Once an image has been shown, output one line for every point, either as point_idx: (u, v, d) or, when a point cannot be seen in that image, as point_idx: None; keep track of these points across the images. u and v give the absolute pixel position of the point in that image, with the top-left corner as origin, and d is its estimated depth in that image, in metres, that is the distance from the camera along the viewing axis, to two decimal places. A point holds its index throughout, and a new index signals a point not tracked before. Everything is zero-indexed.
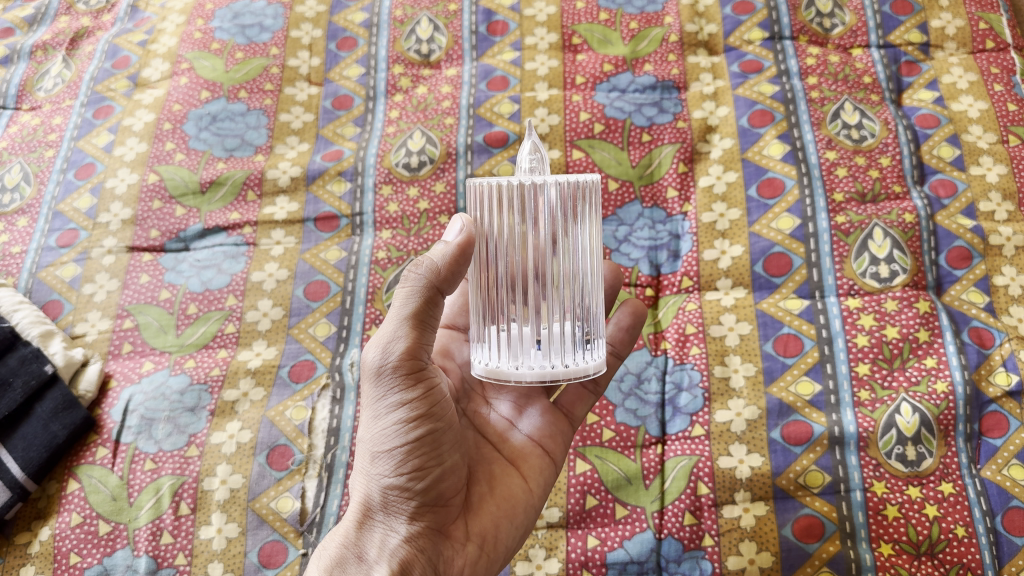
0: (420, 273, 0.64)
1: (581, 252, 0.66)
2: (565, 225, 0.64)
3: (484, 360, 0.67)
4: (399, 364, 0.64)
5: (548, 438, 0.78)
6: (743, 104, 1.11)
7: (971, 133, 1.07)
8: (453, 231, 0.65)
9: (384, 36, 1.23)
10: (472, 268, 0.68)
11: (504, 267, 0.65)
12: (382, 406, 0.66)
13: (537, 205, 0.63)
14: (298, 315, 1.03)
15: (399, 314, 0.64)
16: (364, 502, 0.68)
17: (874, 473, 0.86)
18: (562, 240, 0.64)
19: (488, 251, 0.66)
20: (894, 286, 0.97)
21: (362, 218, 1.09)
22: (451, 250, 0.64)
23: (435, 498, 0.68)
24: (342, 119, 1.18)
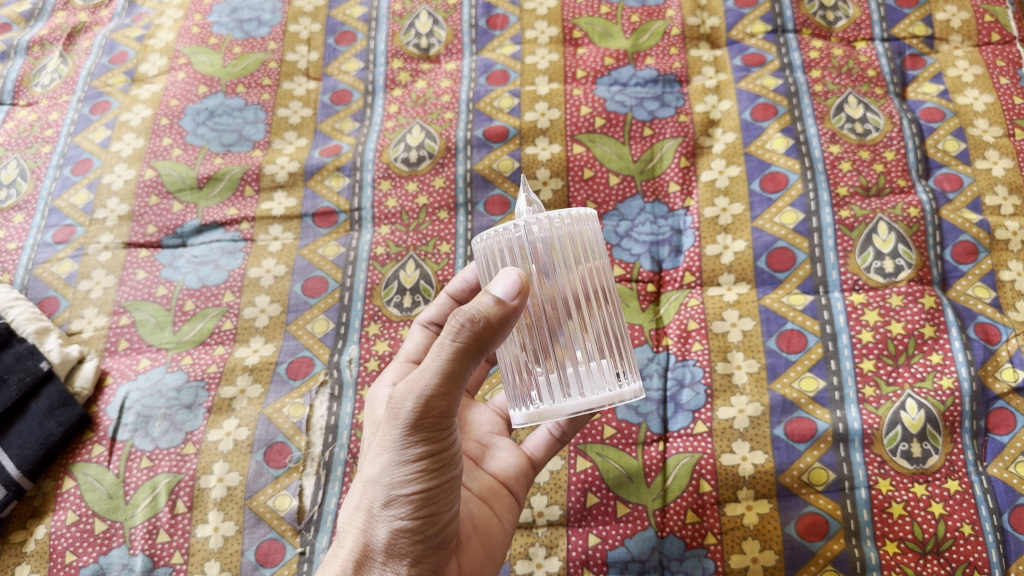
0: (473, 328, 0.60)
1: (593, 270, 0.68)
2: (565, 251, 0.66)
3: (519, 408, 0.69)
4: (434, 416, 0.62)
5: (517, 474, 0.79)
6: (746, 97, 1.09)
7: (976, 126, 1.06)
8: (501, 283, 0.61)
9: (382, 31, 1.22)
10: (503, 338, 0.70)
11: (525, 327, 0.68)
12: (405, 454, 0.63)
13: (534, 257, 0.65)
14: (296, 312, 1.02)
15: (439, 366, 0.61)
16: (365, 546, 0.65)
17: (879, 470, 0.86)
18: (566, 267, 0.66)
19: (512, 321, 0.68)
20: (899, 281, 0.95)
21: (360, 213, 1.08)
22: (506, 309, 0.61)
23: (439, 544, 0.67)
24: (340, 114, 1.17)
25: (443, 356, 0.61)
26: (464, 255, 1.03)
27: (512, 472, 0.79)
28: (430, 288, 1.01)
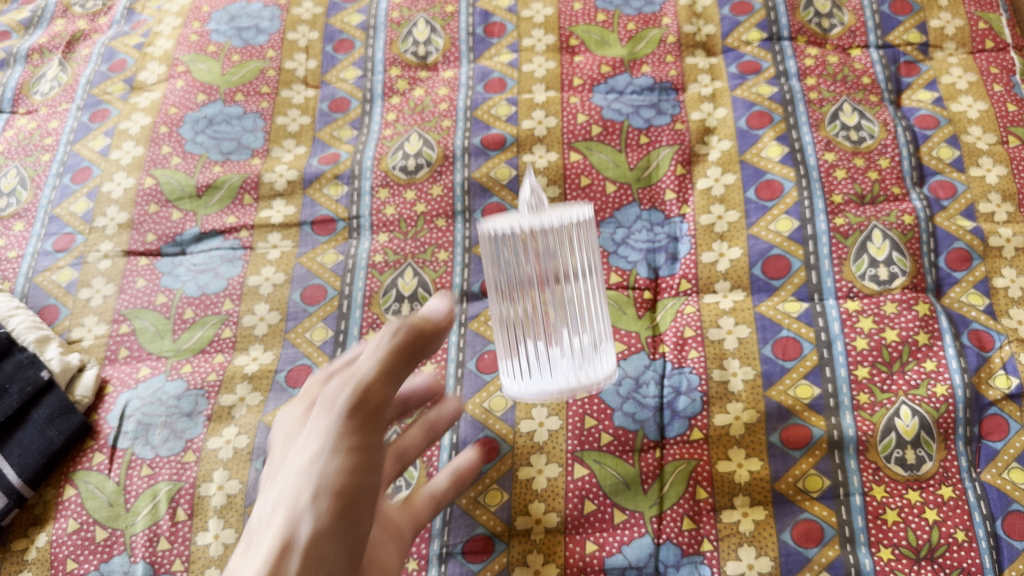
0: (411, 331, 0.70)
1: (573, 247, 0.84)
2: (548, 231, 0.81)
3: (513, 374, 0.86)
4: (367, 402, 0.68)
5: (444, 488, 0.86)
6: (741, 105, 1.10)
7: (970, 133, 1.06)
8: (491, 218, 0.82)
9: (380, 39, 1.22)
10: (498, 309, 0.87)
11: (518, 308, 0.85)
12: (334, 447, 0.66)
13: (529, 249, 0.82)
14: (295, 319, 1.02)
15: (381, 348, 0.70)
16: (288, 543, 0.62)
17: (874, 477, 0.87)
18: (550, 245, 0.82)
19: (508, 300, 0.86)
20: (893, 288, 0.96)
21: (358, 221, 1.08)
22: (442, 321, 0.73)
23: (356, 554, 0.66)
24: (338, 122, 1.17)
25: (380, 354, 0.69)
26: (462, 263, 1.04)
27: (440, 494, 0.86)
28: (428, 296, 1.02)
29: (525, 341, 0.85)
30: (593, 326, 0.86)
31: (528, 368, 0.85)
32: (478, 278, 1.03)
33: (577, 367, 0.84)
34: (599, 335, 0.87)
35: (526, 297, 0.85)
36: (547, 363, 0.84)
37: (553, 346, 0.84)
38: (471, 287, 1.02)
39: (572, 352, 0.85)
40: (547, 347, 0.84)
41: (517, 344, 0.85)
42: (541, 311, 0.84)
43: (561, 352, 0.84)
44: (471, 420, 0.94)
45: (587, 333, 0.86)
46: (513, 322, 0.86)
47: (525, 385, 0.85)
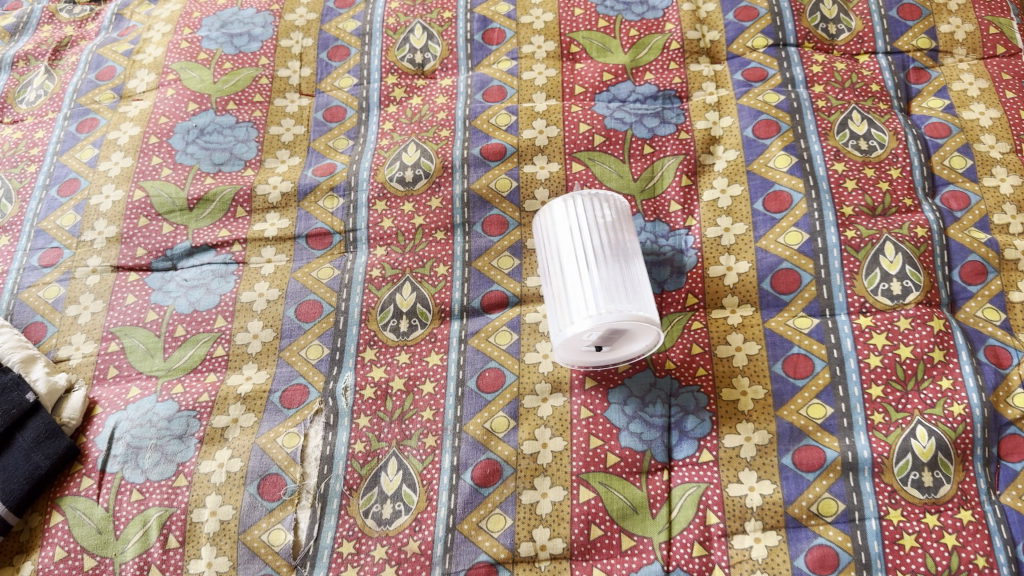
0: None
1: (616, 221, 0.95)
2: (591, 205, 0.95)
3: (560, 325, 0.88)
4: None
5: None
6: (747, 113, 1.06)
7: (983, 142, 1.04)
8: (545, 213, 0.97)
9: (376, 45, 1.19)
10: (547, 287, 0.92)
11: (566, 270, 0.90)
12: None
13: (576, 221, 0.93)
14: (290, 337, 0.99)
15: None
16: None
17: (890, 500, 0.84)
18: (594, 216, 0.94)
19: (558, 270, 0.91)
20: (907, 304, 0.93)
21: (355, 234, 1.05)
22: None
23: None
24: (334, 131, 1.14)
25: None
26: (461, 277, 1.01)
27: None
28: (427, 311, 0.99)
29: (572, 286, 0.88)
30: (638, 287, 0.89)
31: (571, 305, 0.87)
32: (479, 293, 1.00)
33: (620, 305, 0.85)
34: (643, 296, 0.89)
35: (572, 263, 0.90)
36: (591, 298, 0.86)
37: (598, 289, 0.87)
38: (471, 303, 0.99)
39: (616, 296, 0.87)
40: (591, 289, 0.87)
41: (562, 292, 0.89)
42: (591, 263, 0.89)
43: (606, 292, 0.87)
44: (472, 441, 0.91)
45: (631, 288, 0.88)
46: (561, 274, 0.90)
47: (570, 324, 0.86)
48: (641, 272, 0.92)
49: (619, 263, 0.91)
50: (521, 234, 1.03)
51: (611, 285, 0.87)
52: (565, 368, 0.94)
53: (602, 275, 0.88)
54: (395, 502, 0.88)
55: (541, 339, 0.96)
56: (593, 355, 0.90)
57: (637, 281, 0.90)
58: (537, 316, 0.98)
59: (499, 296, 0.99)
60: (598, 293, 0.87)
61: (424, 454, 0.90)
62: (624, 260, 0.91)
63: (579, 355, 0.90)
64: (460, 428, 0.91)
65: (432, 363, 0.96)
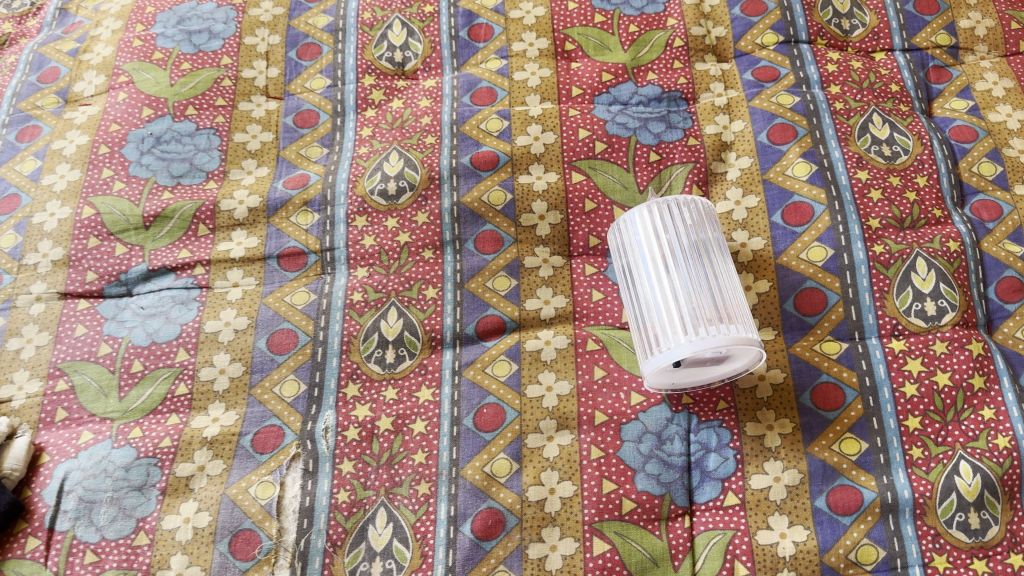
0: None
1: (698, 226, 0.86)
2: (670, 210, 0.86)
3: (649, 350, 0.81)
4: None
5: None
6: (761, 116, 0.98)
7: (1012, 146, 0.96)
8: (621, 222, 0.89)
9: (351, 43, 1.09)
10: (631, 304, 0.85)
11: (652, 288, 0.82)
12: None
13: (655, 232, 0.85)
14: (261, 371, 0.89)
15: None
16: None
17: (934, 546, 0.77)
18: (674, 225, 0.85)
19: (641, 288, 0.84)
20: (942, 326, 0.85)
21: (332, 254, 0.95)
22: None
23: None
24: (305, 138, 1.03)
25: None
26: (453, 300, 0.91)
27: None
28: (416, 339, 0.89)
29: (658, 311, 0.81)
30: (731, 300, 0.82)
31: (662, 329, 0.80)
32: (473, 319, 0.90)
33: (717, 329, 0.78)
34: (737, 310, 0.82)
35: (658, 282, 0.82)
36: (683, 323, 0.79)
37: (690, 312, 0.80)
38: (465, 329, 0.89)
39: (709, 318, 0.79)
40: (682, 312, 0.80)
41: (648, 316, 0.82)
42: (678, 281, 0.82)
43: (698, 312, 0.80)
44: (471, 488, 0.81)
45: (725, 304, 0.81)
46: (645, 295, 0.83)
47: (662, 348, 0.79)
48: (731, 280, 0.84)
49: (708, 276, 0.83)
50: (517, 252, 0.93)
51: (704, 306, 0.80)
52: (571, 402, 0.84)
53: (692, 295, 0.81)
54: (385, 560, 0.78)
55: (543, 370, 0.86)
56: (677, 373, 0.82)
57: (729, 293, 0.82)
58: (537, 343, 0.88)
59: (495, 322, 0.90)
60: (690, 317, 0.79)
61: (417, 504, 0.81)
62: (713, 271, 0.83)
63: (671, 378, 0.82)
64: (457, 473, 0.82)
65: (423, 399, 0.86)
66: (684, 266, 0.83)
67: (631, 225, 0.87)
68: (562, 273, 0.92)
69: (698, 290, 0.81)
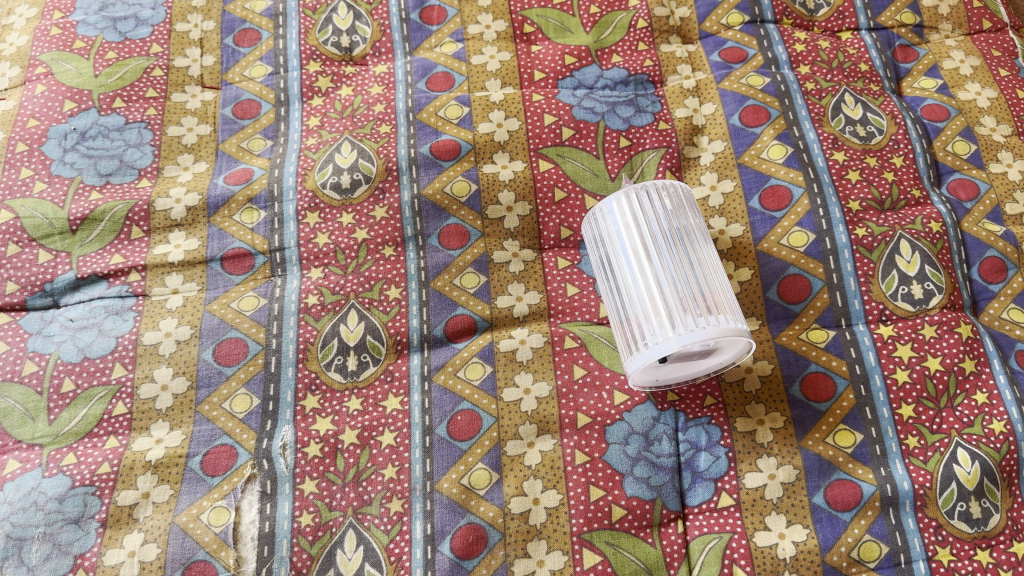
0: None
1: (677, 212, 0.81)
2: (647, 196, 0.81)
3: (633, 346, 0.76)
4: None
5: None
6: (731, 98, 0.94)
7: (984, 125, 0.95)
8: (596, 211, 0.84)
9: (293, 28, 1.01)
10: (611, 298, 0.80)
11: (634, 280, 0.77)
12: None
13: (634, 219, 0.80)
14: (208, 386, 0.80)
15: None
16: None
17: (936, 538, 0.74)
18: (652, 212, 0.80)
19: (622, 280, 0.79)
20: (930, 309, 0.83)
21: (282, 254, 0.87)
22: None
23: None
24: (247, 130, 0.95)
25: None
26: (418, 300, 0.84)
27: None
28: (379, 344, 0.82)
29: (641, 303, 0.76)
30: (717, 289, 0.77)
31: (647, 323, 0.75)
32: (440, 319, 0.83)
33: (704, 321, 0.74)
34: (723, 298, 0.77)
35: (640, 273, 0.77)
36: (669, 315, 0.74)
37: (675, 303, 0.75)
38: (433, 331, 0.83)
39: (696, 309, 0.75)
40: (667, 304, 0.75)
41: (631, 310, 0.77)
42: (660, 270, 0.77)
43: (684, 304, 0.75)
44: (448, 503, 0.75)
45: (710, 293, 0.76)
46: (626, 287, 0.78)
47: (647, 344, 0.74)
48: (715, 266, 0.79)
49: (692, 264, 0.78)
50: (485, 246, 0.87)
51: (689, 296, 0.76)
52: (551, 404, 0.79)
53: (675, 285, 0.76)
54: None
55: (520, 371, 0.80)
56: (662, 370, 0.77)
57: (714, 280, 0.78)
58: (512, 342, 0.82)
59: (465, 322, 0.83)
60: (676, 308, 0.75)
61: (389, 524, 0.74)
62: (696, 259, 0.79)
63: (656, 376, 0.77)
64: (432, 487, 0.75)
65: (390, 409, 0.79)
66: (666, 254, 0.78)
67: (607, 213, 0.82)
68: (534, 268, 0.86)
69: (682, 280, 0.77)
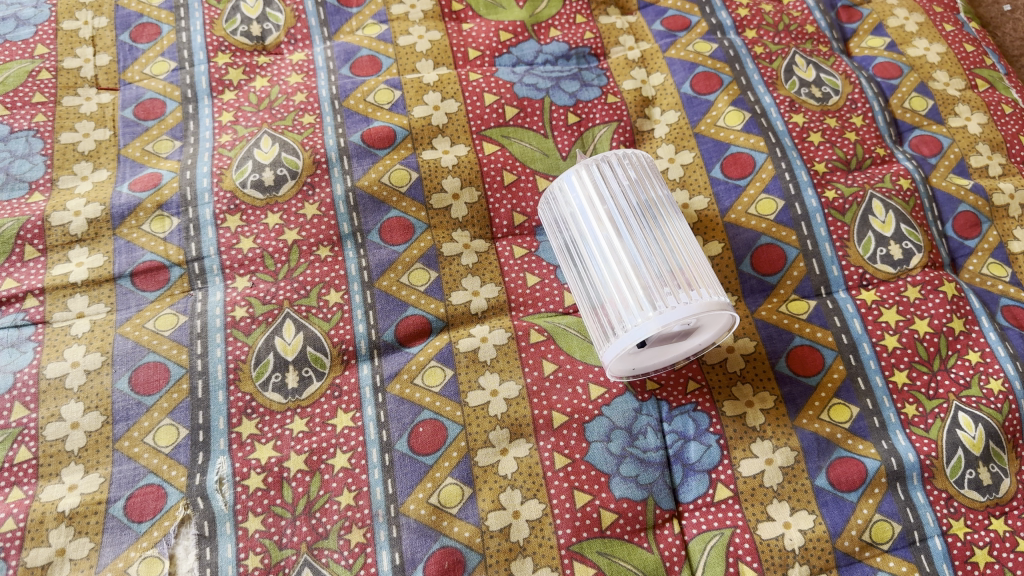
0: None
1: (641, 183, 0.74)
2: (606, 169, 0.74)
3: (608, 332, 0.69)
4: None
5: None
6: (680, 66, 0.88)
7: (937, 80, 0.91)
8: (552, 193, 0.76)
9: (197, 19, 0.91)
10: (580, 285, 0.72)
11: (602, 260, 0.70)
12: None
13: (594, 195, 0.73)
14: (126, 420, 0.70)
15: None
16: None
17: (949, 511, 0.68)
18: (614, 185, 0.73)
19: (590, 263, 0.71)
20: (911, 269, 0.78)
21: (201, 264, 0.77)
22: None
23: None
24: (151, 132, 0.85)
25: None
26: (363, 304, 0.75)
27: None
28: (322, 355, 0.73)
29: (613, 284, 0.69)
30: (692, 260, 0.70)
31: (621, 305, 0.68)
32: (390, 322, 0.75)
33: (683, 296, 0.67)
34: (701, 270, 0.70)
35: (608, 253, 0.70)
36: (645, 294, 0.67)
37: (650, 280, 0.68)
38: (382, 336, 0.74)
39: (673, 285, 0.68)
40: (642, 282, 0.68)
41: (602, 294, 0.69)
42: (630, 247, 0.70)
43: (659, 280, 0.68)
44: (416, 527, 0.66)
45: (687, 265, 0.69)
46: (595, 269, 0.70)
47: (623, 329, 0.67)
48: (688, 237, 0.72)
49: (662, 238, 0.71)
50: (432, 239, 0.79)
51: (664, 272, 0.68)
52: (522, 405, 0.71)
53: (649, 261, 0.69)
54: None
55: (484, 372, 0.72)
56: (640, 356, 0.70)
57: (689, 251, 0.71)
58: (472, 341, 0.74)
59: (418, 322, 0.75)
60: (653, 286, 0.67)
61: (351, 557, 0.65)
62: (667, 232, 0.72)
63: (633, 363, 0.70)
64: (397, 510, 0.66)
65: (341, 427, 0.70)
66: (634, 229, 0.71)
67: (566, 193, 0.75)
68: (488, 259, 0.79)
69: (655, 255, 0.70)
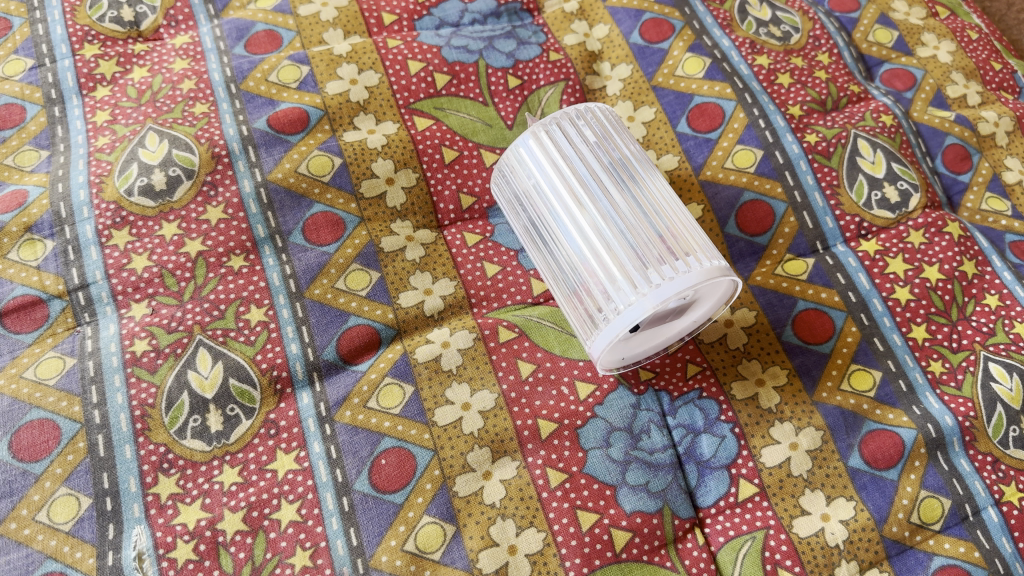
0: None
1: (605, 141, 0.64)
2: (563, 131, 0.63)
3: (592, 320, 0.58)
4: None
5: None
6: (624, 15, 0.79)
7: (897, 10, 0.84)
8: (505, 166, 0.65)
9: (54, 7, 0.76)
10: (553, 270, 0.61)
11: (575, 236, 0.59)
12: None
13: (554, 162, 0.62)
14: (9, 496, 0.55)
15: None
16: None
17: (998, 476, 0.59)
18: (575, 148, 0.62)
19: (561, 241, 0.60)
20: (911, 212, 0.70)
21: (88, 293, 0.63)
22: None
23: None
24: (9, 142, 0.70)
25: None
26: (293, 319, 0.62)
27: None
28: (251, 388, 0.60)
29: (591, 263, 0.58)
30: (678, 223, 0.60)
31: (605, 286, 0.57)
32: (330, 337, 0.62)
33: (676, 267, 0.56)
34: (690, 232, 0.60)
35: (581, 226, 0.59)
36: (632, 270, 0.56)
37: (635, 252, 0.57)
38: (322, 355, 0.62)
39: (662, 254, 0.57)
40: (625, 255, 0.57)
41: (580, 276, 0.59)
42: (605, 217, 0.59)
43: (646, 252, 0.57)
44: None
45: (674, 230, 0.59)
46: (567, 248, 0.59)
47: (611, 315, 0.56)
48: (668, 197, 0.62)
49: (639, 202, 0.61)
50: (369, 233, 0.67)
51: (649, 241, 0.58)
52: (501, 417, 0.59)
53: (630, 230, 0.58)
54: None
55: (450, 384, 0.60)
56: (631, 342, 0.59)
57: (673, 213, 0.60)
58: (431, 348, 0.62)
59: (364, 333, 0.63)
60: (639, 259, 0.57)
61: None
62: (643, 195, 0.61)
63: (623, 352, 0.60)
64: (366, 565, 0.54)
65: (283, 471, 0.57)
66: (607, 195, 0.60)
67: (520, 163, 0.63)
68: (437, 251, 0.67)
69: (635, 221, 0.59)
